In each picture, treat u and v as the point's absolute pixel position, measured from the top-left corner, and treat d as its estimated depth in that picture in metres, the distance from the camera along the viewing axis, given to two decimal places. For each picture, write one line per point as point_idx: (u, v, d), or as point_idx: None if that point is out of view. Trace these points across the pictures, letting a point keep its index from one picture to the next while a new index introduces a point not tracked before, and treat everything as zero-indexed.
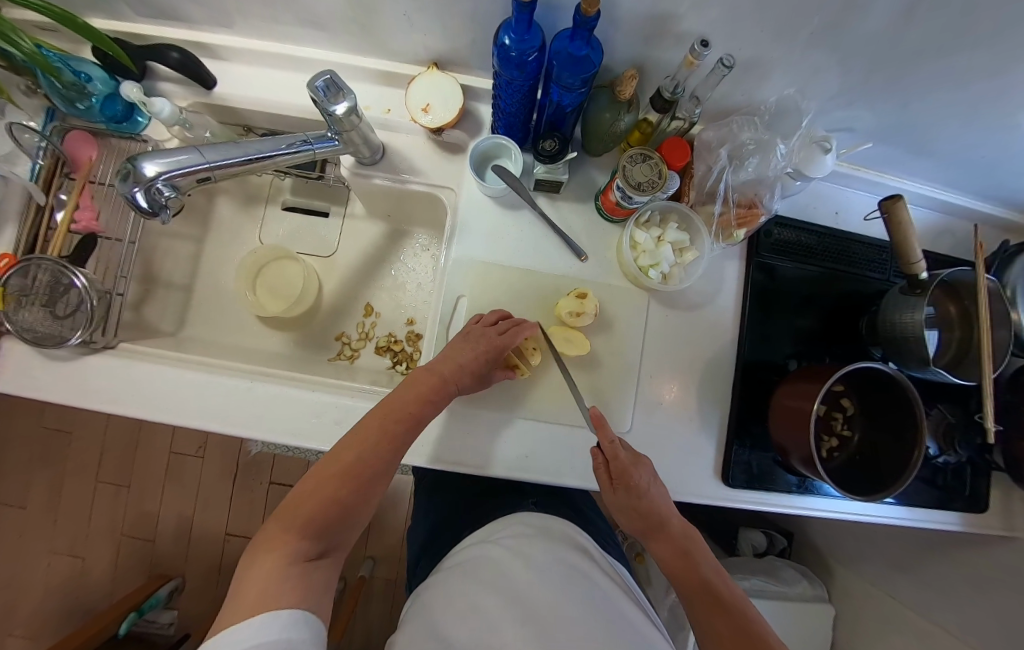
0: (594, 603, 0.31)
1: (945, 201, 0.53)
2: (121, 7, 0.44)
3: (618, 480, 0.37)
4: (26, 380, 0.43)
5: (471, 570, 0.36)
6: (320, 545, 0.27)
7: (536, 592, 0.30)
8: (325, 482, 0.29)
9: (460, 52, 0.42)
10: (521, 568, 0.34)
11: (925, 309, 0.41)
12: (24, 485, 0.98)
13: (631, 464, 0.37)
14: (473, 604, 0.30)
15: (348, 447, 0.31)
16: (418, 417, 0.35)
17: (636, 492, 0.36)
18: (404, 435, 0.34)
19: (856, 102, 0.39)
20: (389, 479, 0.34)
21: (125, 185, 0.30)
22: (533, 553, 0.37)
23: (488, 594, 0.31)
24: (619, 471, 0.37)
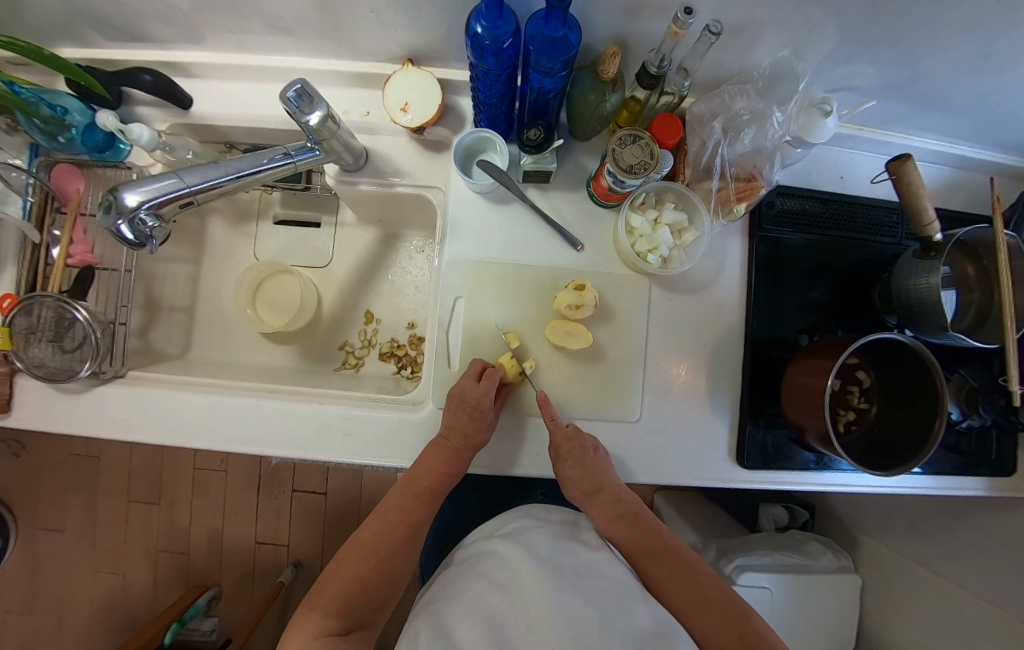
0: (601, 590, 0.31)
1: (959, 155, 0.50)
2: (90, 34, 0.43)
3: (565, 454, 0.40)
4: (46, 414, 0.44)
5: (482, 566, 0.37)
6: (348, 621, 0.36)
7: (541, 589, 0.30)
8: (348, 565, 0.39)
9: (433, 45, 0.40)
10: (525, 562, 0.34)
11: (941, 271, 0.39)
12: (60, 509, 1.02)
13: (577, 438, 0.41)
14: (481, 604, 0.31)
15: (367, 533, 0.41)
16: (426, 490, 0.42)
17: (581, 463, 0.40)
18: (415, 508, 0.42)
19: (858, 59, 0.36)
20: (407, 551, 0.41)
21: (109, 218, 0.30)
22: (542, 549, 0.37)
23: (494, 594, 0.31)
24: (566, 448, 0.41)
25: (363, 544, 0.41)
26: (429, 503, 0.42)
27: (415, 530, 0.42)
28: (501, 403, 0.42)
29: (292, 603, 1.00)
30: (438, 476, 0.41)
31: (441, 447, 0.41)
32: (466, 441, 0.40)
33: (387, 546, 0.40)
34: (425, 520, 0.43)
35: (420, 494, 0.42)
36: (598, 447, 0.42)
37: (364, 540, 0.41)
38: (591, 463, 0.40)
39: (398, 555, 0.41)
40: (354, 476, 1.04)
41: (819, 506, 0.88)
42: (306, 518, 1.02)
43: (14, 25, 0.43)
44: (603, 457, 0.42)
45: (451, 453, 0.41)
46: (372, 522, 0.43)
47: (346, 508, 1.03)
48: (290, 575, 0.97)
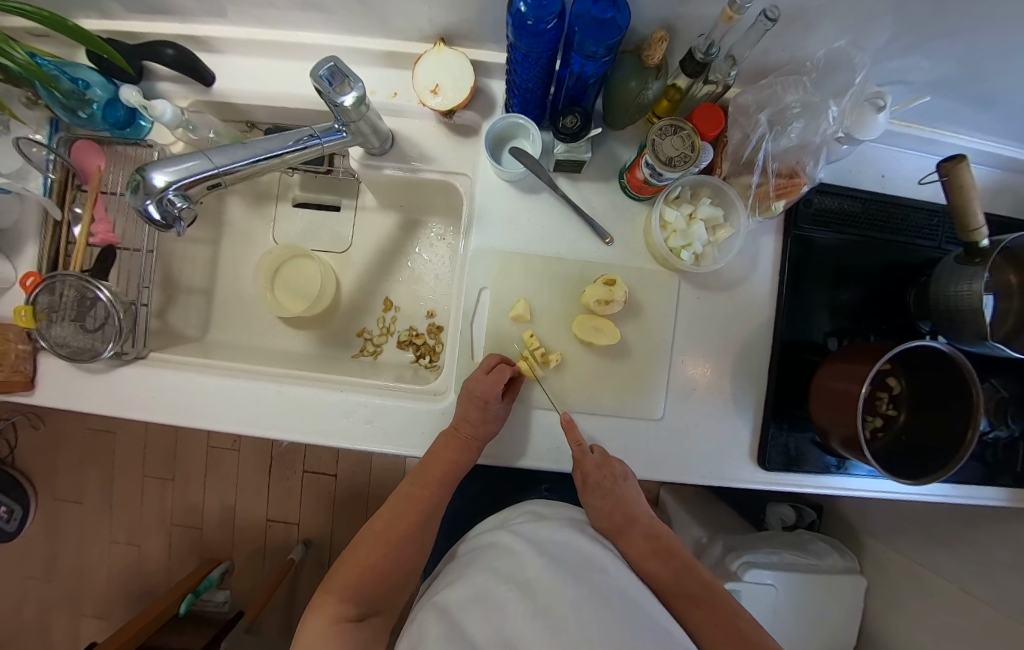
0: (604, 586, 0.32)
1: (1010, 155, 0.48)
2: (110, 3, 0.42)
3: (595, 483, 0.41)
4: (74, 393, 0.45)
5: (489, 556, 0.37)
6: (363, 608, 0.36)
7: (549, 585, 0.31)
8: (362, 553, 0.39)
9: (468, 24, 0.39)
10: (532, 555, 0.35)
11: (985, 278, 0.38)
12: (78, 481, 1.04)
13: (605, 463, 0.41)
14: (490, 597, 0.31)
15: (380, 522, 0.42)
16: (438, 480, 0.42)
17: (608, 492, 0.41)
18: (426, 496, 0.42)
19: (918, 50, 0.34)
20: (418, 541, 0.42)
21: (137, 197, 0.29)
22: (549, 543, 0.37)
23: (503, 587, 0.31)
24: (595, 478, 0.41)
25: (376, 531, 0.41)
26: (439, 491, 0.43)
27: (426, 519, 0.43)
28: (512, 397, 0.42)
29: (303, 579, 1.03)
30: (450, 465, 0.41)
31: (454, 437, 0.41)
32: (477, 433, 0.40)
33: (400, 533, 0.41)
34: (435, 509, 0.43)
35: (431, 483, 0.42)
36: (626, 474, 0.42)
37: (381, 530, 0.41)
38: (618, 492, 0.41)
39: (410, 543, 0.41)
40: (364, 460, 1.06)
41: (827, 507, 0.89)
42: (316, 498, 1.05)
43: None
44: (629, 485, 0.42)
45: (462, 444, 0.41)
46: (384, 510, 0.43)
47: (355, 489, 1.05)
48: (301, 553, 1.00)
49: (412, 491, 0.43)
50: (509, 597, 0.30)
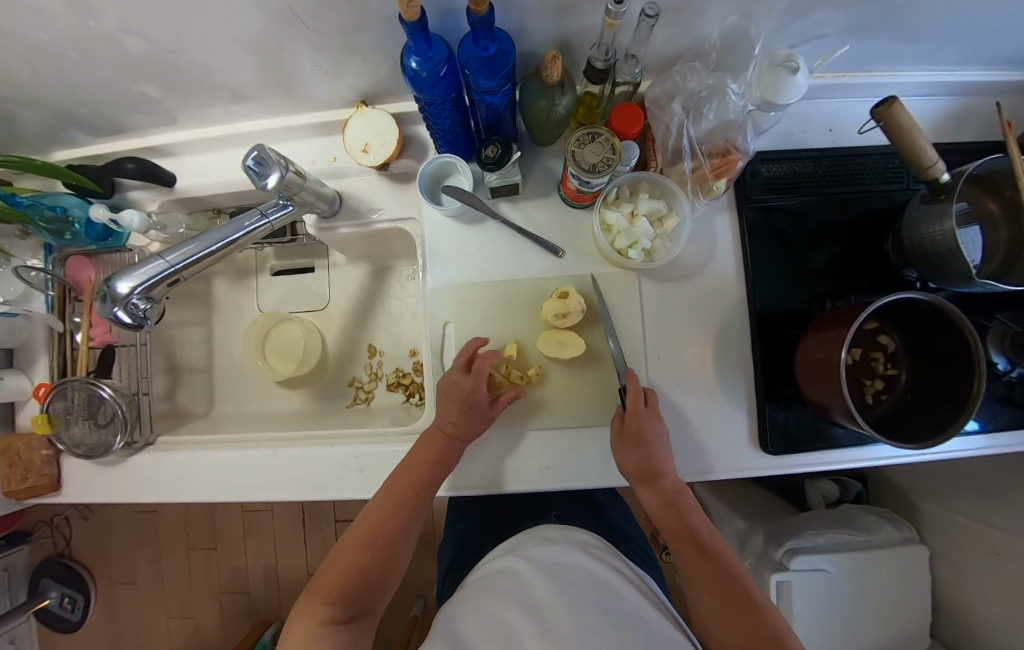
0: (612, 608, 0.31)
1: (960, 82, 0.46)
2: (77, 134, 0.47)
3: (632, 433, 0.38)
4: (95, 487, 0.48)
5: (495, 584, 0.36)
6: (352, 609, 0.34)
7: (559, 604, 0.30)
8: (348, 557, 0.37)
9: (382, 83, 0.41)
10: (542, 580, 0.34)
11: (954, 215, 0.36)
12: (131, 563, 1.10)
13: (643, 413, 0.38)
14: (499, 619, 0.30)
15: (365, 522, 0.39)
16: (423, 481, 0.39)
17: (643, 444, 0.38)
18: (412, 499, 0.39)
19: (817, 7, 0.34)
20: (409, 538, 0.39)
21: (105, 306, 0.32)
22: (560, 567, 0.36)
23: (511, 608, 0.31)
24: (631, 427, 0.38)
25: (360, 533, 0.38)
26: (424, 492, 0.39)
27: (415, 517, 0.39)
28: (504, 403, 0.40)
29: None
30: (438, 461, 0.39)
31: (439, 435, 0.40)
32: (458, 431, 0.40)
33: (383, 535, 0.38)
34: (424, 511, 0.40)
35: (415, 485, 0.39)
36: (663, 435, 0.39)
37: (367, 524, 0.38)
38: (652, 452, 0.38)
39: (399, 542, 0.38)
40: None
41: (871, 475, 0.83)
42: None
43: (13, 140, 0.48)
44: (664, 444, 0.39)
45: (448, 441, 0.40)
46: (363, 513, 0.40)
47: None
48: None
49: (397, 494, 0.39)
50: (515, 619, 0.30)
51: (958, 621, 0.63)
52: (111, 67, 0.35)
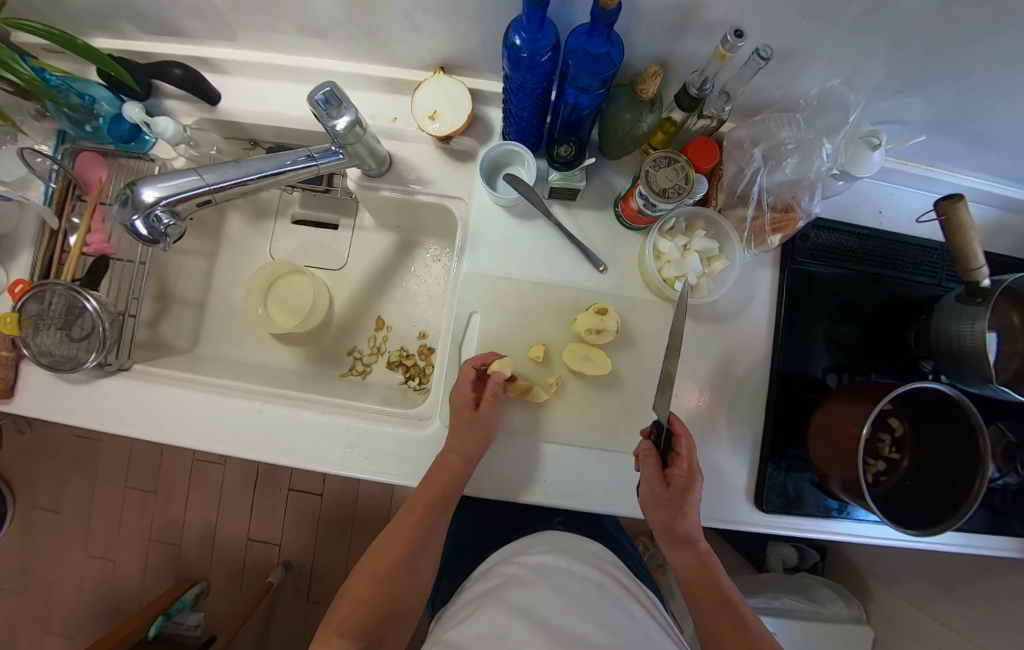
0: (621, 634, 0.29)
1: (1009, 196, 0.47)
2: (125, 25, 0.43)
3: (680, 489, 0.35)
4: (51, 403, 0.44)
5: (494, 590, 0.35)
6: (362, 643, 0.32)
7: (565, 623, 0.29)
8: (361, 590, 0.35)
9: (467, 55, 0.40)
10: (552, 593, 0.33)
11: (988, 320, 0.37)
12: (58, 490, 1.02)
13: (696, 466, 0.35)
14: (499, 629, 0.29)
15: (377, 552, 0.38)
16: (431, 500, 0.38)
17: (678, 507, 0.35)
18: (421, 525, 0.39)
19: (911, 91, 0.35)
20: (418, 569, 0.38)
21: (124, 212, 0.29)
22: (563, 577, 0.35)
23: (513, 619, 0.30)
24: (680, 482, 0.35)
25: (373, 563, 0.37)
26: (434, 514, 0.38)
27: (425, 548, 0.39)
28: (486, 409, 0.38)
29: (280, 605, 0.98)
30: (445, 484, 0.38)
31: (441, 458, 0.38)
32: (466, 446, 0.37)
33: (393, 561, 0.37)
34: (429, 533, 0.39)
35: (420, 509, 0.38)
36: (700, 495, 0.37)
37: (379, 551, 0.38)
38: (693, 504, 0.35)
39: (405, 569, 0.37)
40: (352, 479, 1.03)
41: (830, 549, 0.84)
42: (300, 518, 1.01)
43: (53, 13, 0.44)
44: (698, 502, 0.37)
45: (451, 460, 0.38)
46: (379, 543, 0.39)
47: (342, 510, 1.01)
48: (280, 576, 0.95)
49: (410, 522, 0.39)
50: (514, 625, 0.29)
51: None
52: None
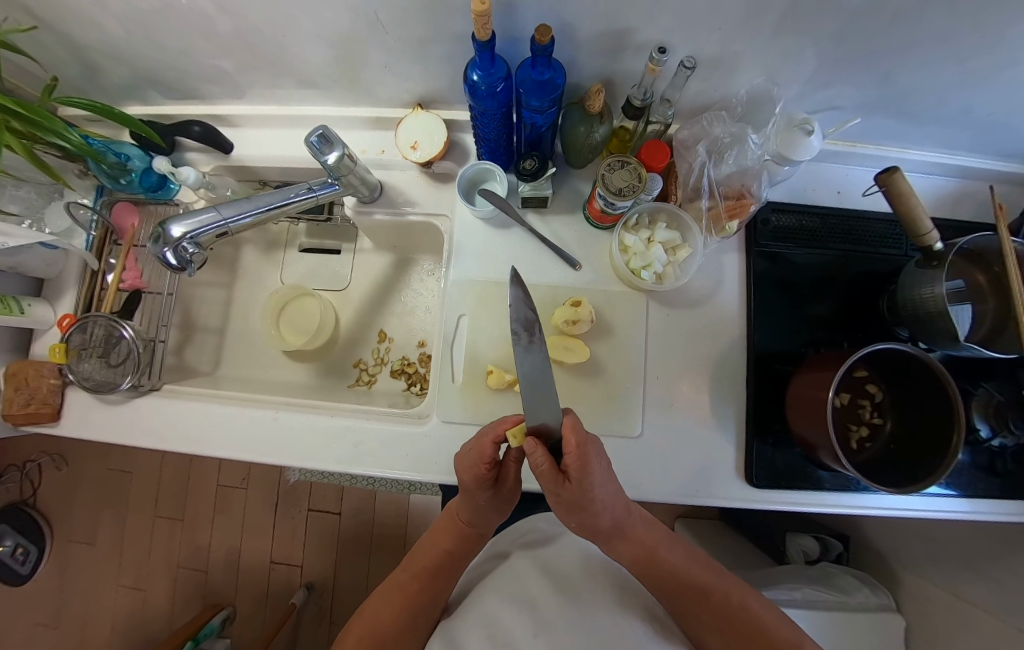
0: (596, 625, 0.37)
1: (962, 166, 0.50)
2: (152, 93, 0.51)
3: (577, 480, 0.32)
4: (94, 424, 0.49)
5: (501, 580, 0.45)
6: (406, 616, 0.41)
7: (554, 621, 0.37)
8: (410, 576, 0.43)
9: (438, 90, 0.46)
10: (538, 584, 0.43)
11: (945, 281, 0.39)
12: (92, 523, 1.07)
13: (589, 450, 0.32)
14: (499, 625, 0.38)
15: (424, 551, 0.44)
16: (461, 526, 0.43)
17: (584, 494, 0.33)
18: (458, 536, 0.44)
19: (834, 81, 0.38)
20: (457, 563, 0.44)
21: (157, 246, 0.35)
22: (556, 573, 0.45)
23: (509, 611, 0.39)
24: (576, 472, 0.32)
25: (423, 555, 0.44)
26: (432, 585, 0.43)
27: (464, 547, 0.44)
28: (509, 480, 0.40)
29: (304, 627, 0.99)
30: (456, 544, 0.44)
31: (447, 519, 0.45)
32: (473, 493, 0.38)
33: (391, 625, 0.40)
34: (440, 584, 0.43)
35: (421, 572, 0.43)
36: (604, 477, 0.34)
37: (425, 546, 0.45)
38: (595, 488, 0.33)
39: (445, 564, 0.43)
40: (367, 497, 1.05)
41: (854, 539, 0.82)
42: (320, 538, 1.03)
43: (93, 90, 0.52)
44: (604, 488, 0.34)
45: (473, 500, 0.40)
46: (377, 600, 0.43)
47: (359, 529, 1.03)
48: (302, 597, 0.97)
49: (449, 530, 0.44)
50: (516, 625, 0.37)
51: None
52: (203, 38, 0.40)
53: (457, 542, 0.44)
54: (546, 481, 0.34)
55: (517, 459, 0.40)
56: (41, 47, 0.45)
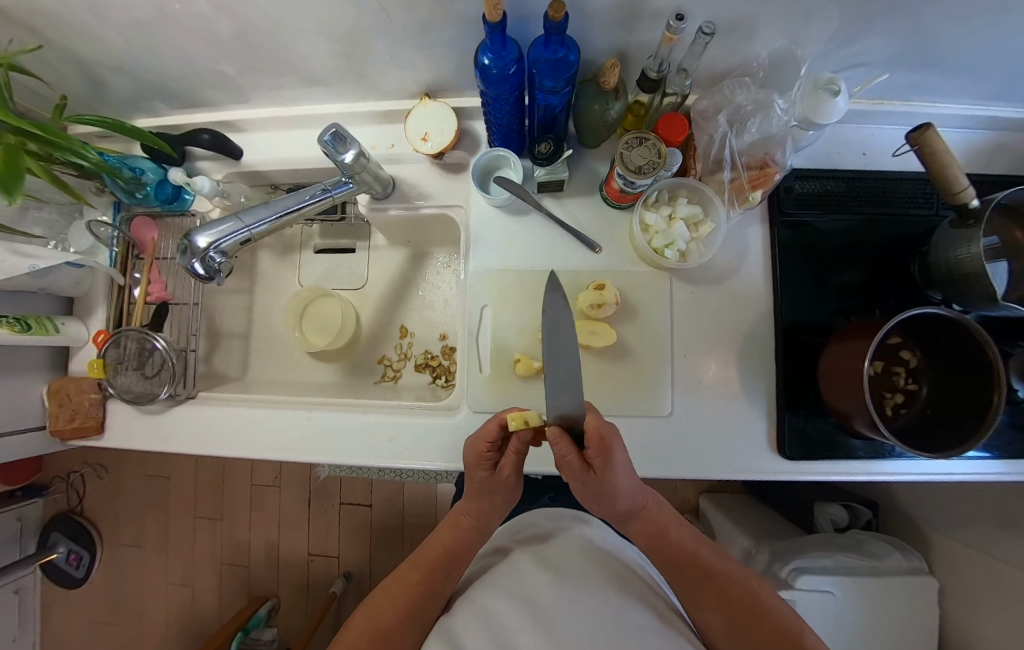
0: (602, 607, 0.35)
1: (998, 116, 0.47)
2: (160, 104, 0.51)
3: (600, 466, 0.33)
4: (136, 434, 0.51)
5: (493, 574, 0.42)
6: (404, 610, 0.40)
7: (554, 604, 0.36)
8: (411, 572, 0.43)
9: (445, 78, 0.45)
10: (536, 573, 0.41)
11: (983, 240, 0.37)
12: (137, 527, 1.12)
13: (609, 437, 0.33)
14: (495, 615, 0.36)
15: (427, 548, 0.46)
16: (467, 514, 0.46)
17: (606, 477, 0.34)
18: (463, 528, 0.46)
19: (860, 35, 0.36)
20: (461, 558, 0.45)
21: (185, 258, 0.35)
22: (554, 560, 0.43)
23: (503, 601, 0.37)
24: (595, 456, 0.33)
25: (426, 553, 0.45)
26: (433, 575, 0.43)
27: (469, 541, 0.46)
28: (506, 470, 0.40)
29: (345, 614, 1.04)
30: (461, 535, 0.45)
31: (452, 515, 0.47)
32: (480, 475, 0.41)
33: (390, 617, 0.39)
34: (441, 579, 0.43)
35: (423, 566, 0.44)
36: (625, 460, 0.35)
37: (428, 545, 0.46)
38: (619, 479, 0.35)
39: (449, 557, 0.44)
40: (396, 488, 1.08)
41: (883, 505, 0.82)
42: (353, 530, 1.07)
43: (102, 105, 0.52)
44: (624, 472, 0.35)
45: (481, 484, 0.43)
46: (376, 598, 0.42)
47: (391, 520, 1.07)
48: (342, 586, 1.01)
49: (455, 524, 0.46)
50: (510, 614, 0.35)
51: None
52: (208, 42, 0.39)
53: (460, 535, 0.46)
54: (570, 470, 0.35)
55: (517, 451, 0.39)
56: (49, 65, 0.45)
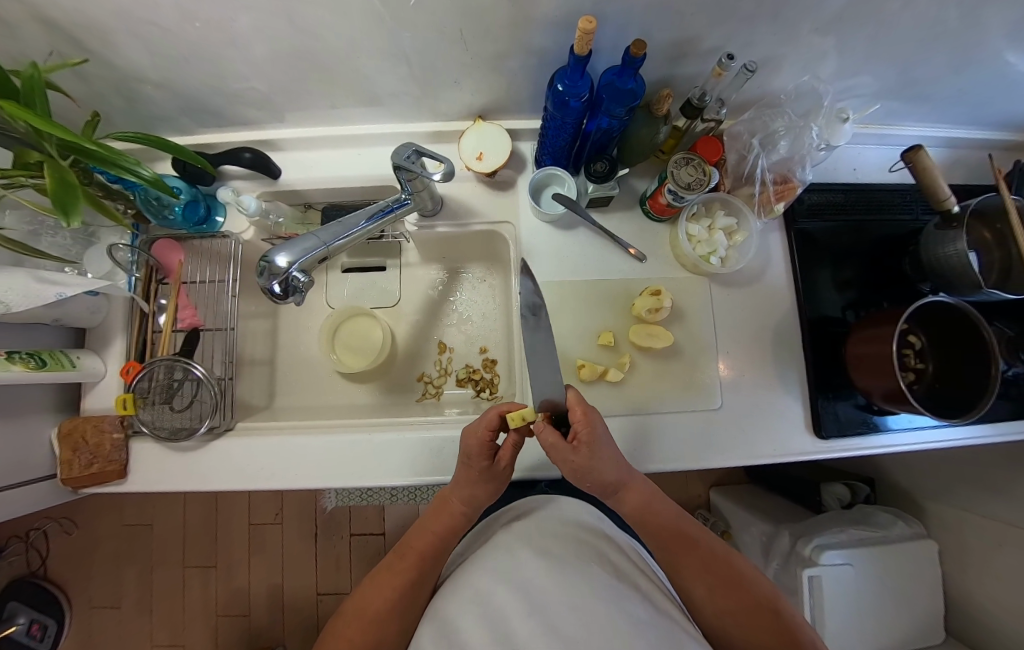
0: (598, 597, 0.32)
1: (954, 136, 0.57)
2: (198, 124, 0.50)
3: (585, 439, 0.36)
4: (164, 472, 0.47)
5: (492, 556, 0.41)
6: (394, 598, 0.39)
7: (551, 596, 0.33)
8: (400, 560, 0.42)
9: (498, 101, 0.48)
10: (531, 560, 0.38)
11: (964, 239, 0.45)
12: (114, 585, 0.99)
13: (590, 412, 0.37)
14: (492, 604, 0.34)
15: (415, 537, 0.44)
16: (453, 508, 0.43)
17: (590, 453, 0.36)
18: (450, 520, 0.43)
19: (858, 72, 0.44)
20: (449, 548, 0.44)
21: (263, 278, 0.34)
22: (546, 542, 0.41)
23: (499, 585, 0.36)
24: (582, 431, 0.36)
25: (415, 540, 0.44)
26: (420, 569, 0.42)
27: (456, 533, 0.44)
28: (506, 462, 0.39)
29: None
30: (447, 527, 0.43)
31: (439, 503, 0.45)
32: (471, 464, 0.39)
33: (382, 606, 0.38)
34: (431, 568, 0.42)
35: (412, 556, 0.42)
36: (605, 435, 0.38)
37: (417, 532, 0.44)
38: (601, 452, 0.37)
39: (436, 549, 0.43)
40: (411, 513, 1.03)
41: (878, 480, 0.90)
42: (367, 563, 1.01)
43: (131, 123, 0.50)
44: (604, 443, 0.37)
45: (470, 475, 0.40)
46: (368, 582, 0.42)
47: None
48: None
49: (440, 516, 0.44)
50: (511, 608, 0.32)
51: (965, 611, 0.68)
52: (274, 64, 0.40)
53: (447, 528, 0.44)
54: (559, 454, 0.37)
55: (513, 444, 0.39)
56: (82, 81, 0.42)
